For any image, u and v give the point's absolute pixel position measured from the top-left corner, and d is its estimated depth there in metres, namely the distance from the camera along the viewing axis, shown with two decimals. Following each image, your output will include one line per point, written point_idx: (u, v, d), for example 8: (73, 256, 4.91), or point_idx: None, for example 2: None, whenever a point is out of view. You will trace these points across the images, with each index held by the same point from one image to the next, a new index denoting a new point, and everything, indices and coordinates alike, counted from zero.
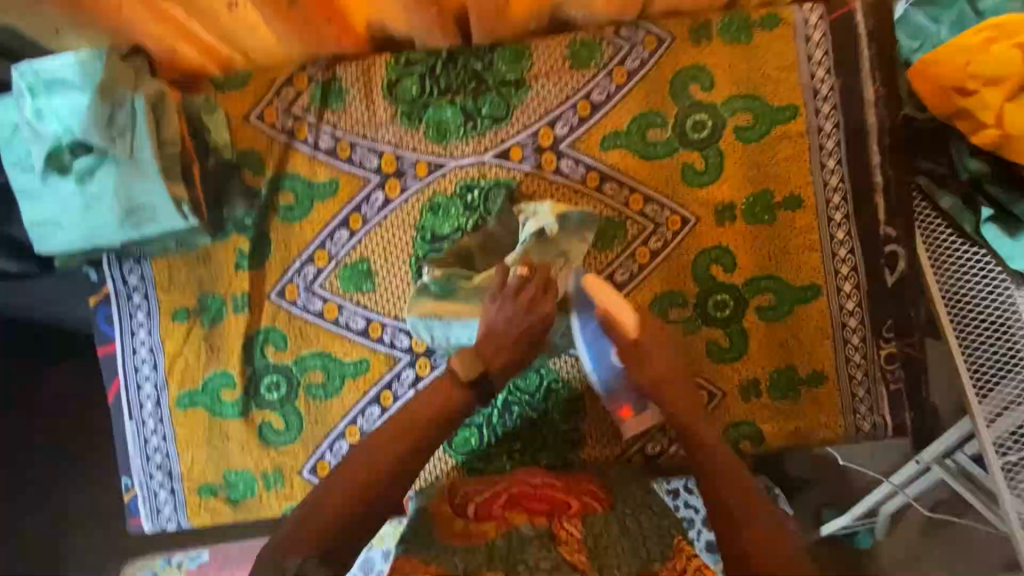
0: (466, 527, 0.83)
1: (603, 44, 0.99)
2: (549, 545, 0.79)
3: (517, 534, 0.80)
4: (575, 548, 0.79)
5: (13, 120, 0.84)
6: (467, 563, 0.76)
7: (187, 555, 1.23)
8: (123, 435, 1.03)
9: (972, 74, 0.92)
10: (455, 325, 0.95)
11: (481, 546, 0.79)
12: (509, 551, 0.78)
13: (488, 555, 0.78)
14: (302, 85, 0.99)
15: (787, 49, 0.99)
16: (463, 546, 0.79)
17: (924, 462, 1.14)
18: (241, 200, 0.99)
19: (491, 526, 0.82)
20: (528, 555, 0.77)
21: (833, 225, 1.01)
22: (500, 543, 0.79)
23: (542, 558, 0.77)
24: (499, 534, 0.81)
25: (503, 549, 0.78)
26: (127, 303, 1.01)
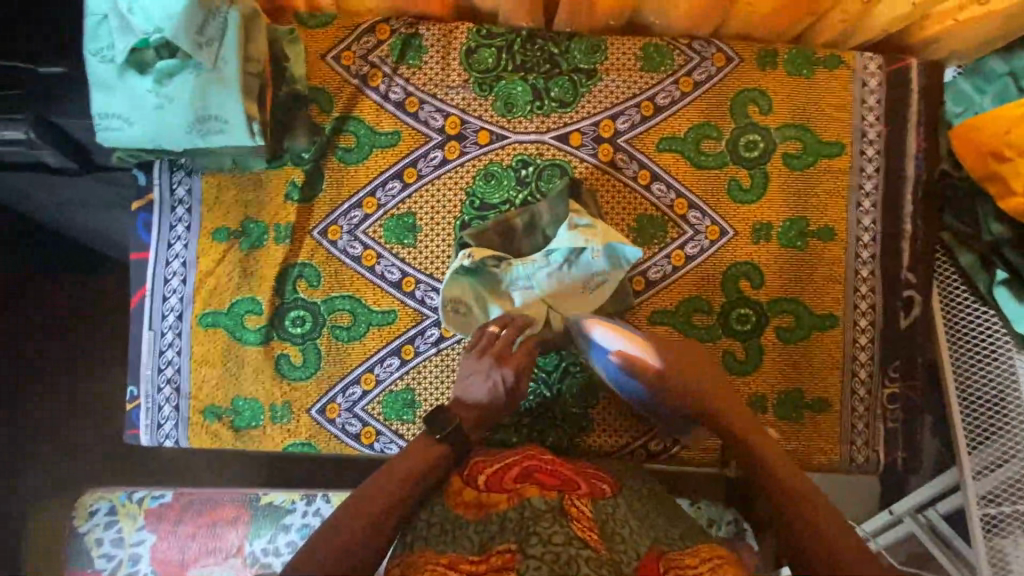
0: (479, 499, 0.81)
1: (675, 52, 1.04)
2: (561, 520, 0.74)
3: (528, 506, 0.76)
4: (586, 526, 0.75)
5: (102, 10, 0.85)
6: (478, 536, 0.76)
7: (150, 493, 1.17)
8: (138, 343, 1.03)
9: (1009, 142, 0.98)
10: (478, 311, 0.98)
11: (493, 516, 0.77)
12: (520, 522, 0.75)
13: (500, 525, 0.76)
14: (383, 36, 1.02)
15: (843, 90, 1.05)
16: (475, 521, 0.78)
17: (896, 513, 1.19)
18: (303, 133, 1.01)
19: (503, 497, 0.80)
20: (542, 528, 0.73)
21: (859, 262, 1.06)
22: (511, 514, 0.76)
23: (556, 533, 0.72)
24: (509, 504, 0.78)
25: (514, 520, 0.75)
26: (170, 213, 1.01)
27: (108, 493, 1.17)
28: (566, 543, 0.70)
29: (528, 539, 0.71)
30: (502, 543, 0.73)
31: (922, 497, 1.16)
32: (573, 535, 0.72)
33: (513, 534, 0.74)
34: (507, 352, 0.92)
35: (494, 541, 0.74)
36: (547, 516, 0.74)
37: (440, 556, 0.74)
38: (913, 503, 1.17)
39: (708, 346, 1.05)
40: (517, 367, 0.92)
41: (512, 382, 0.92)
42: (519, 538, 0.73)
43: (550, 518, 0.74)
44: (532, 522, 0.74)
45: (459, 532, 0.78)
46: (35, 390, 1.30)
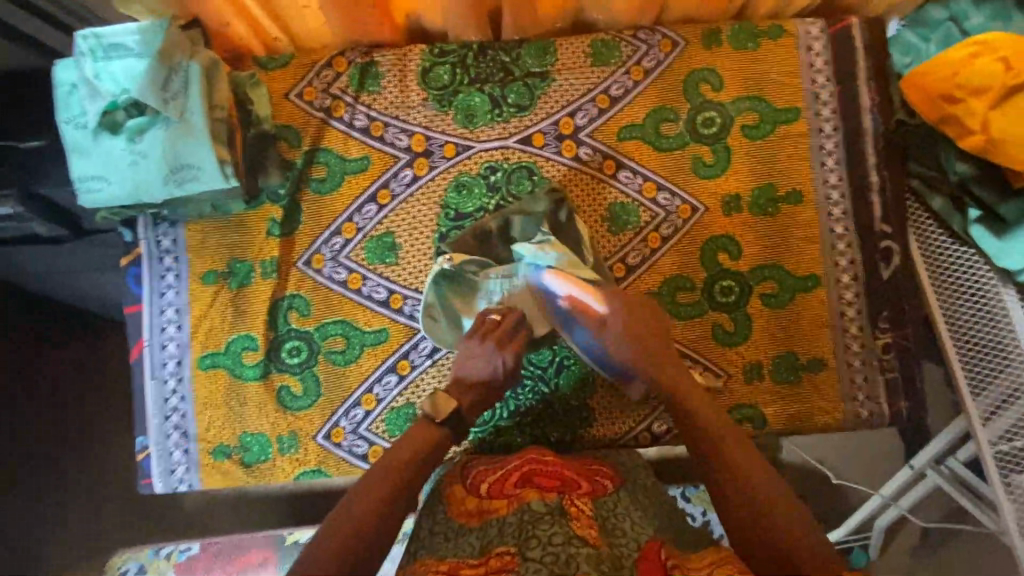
0: (479, 506, 0.84)
1: (622, 44, 1.08)
2: (561, 519, 0.75)
3: (527, 508, 0.77)
4: (585, 525, 0.75)
5: (71, 80, 0.91)
6: (479, 541, 0.78)
7: (176, 547, 1.17)
8: (141, 394, 1.04)
9: (959, 83, 1.00)
10: (445, 322, 1.01)
11: (493, 522, 0.79)
12: (519, 525, 0.76)
13: (501, 528, 0.78)
14: (341, 68, 1.06)
15: (790, 56, 1.08)
16: (477, 527, 0.81)
17: (918, 467, 1.17)
18: (276, 171, 1.05)
19: (503, 502, 0.82)
20: (541, 530, 0.73)
21: (833, 219, 1.08)
22: (510, 519, 0.78)
23: (555, 533, 0.72)
24: (509, 509, 0.80)
25: (514, 524, 0.77)
26: (158, 264, 1.04)
27: (137, 553, 1.16)
28: (566, 541, 0.70)
29: (528, 542, 0.72)
30: (501, 545, 0.74)
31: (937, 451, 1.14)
32: (573, 533, 0.72)
33: (513, 537, 0.75)
34: (507, 340, 0.97)
35: (494, 544, 0.75)
36: (547, 517, 0.75)
37: (440, 562, 0.76)
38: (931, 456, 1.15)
39: (695, 322, 1.07)
40: (515, 353, 0.96)
41: (512, 365, 0.96)
42: (518, 540, 0.73)
43: (549, 519, 0.74)
44: (532, 525, 0.74)
45: (460, 538, 0.81)
46: (53, 457, 1.32)
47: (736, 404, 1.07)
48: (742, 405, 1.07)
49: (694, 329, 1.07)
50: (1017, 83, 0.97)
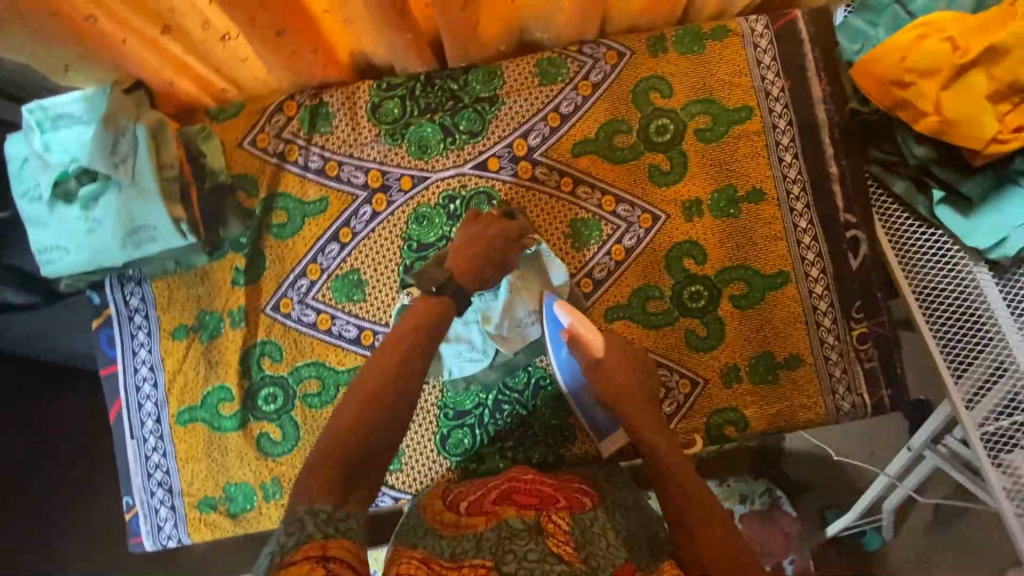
0: (457, 521, 0.83)
1: (568, 61, 1.08)
2: (537, 537, 0.75)
3: (505, 525, 0.77)
4: (562, 539, 0.75)
5: (22, 154, 0.92)
6: (451, 547, 0.77)
7: None
8: (124, 454, 1.06)
9: (908, 67, 0.97)
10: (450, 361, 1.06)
11: (468, 536, 0.78)
12: (496, 541, 0.75)
13: (476, 544, 0.76)
14: (291, 111, 1.06)
15: (737, 55, 1.08)
16: (451, 536, 0.80)
17: (915, 449, 1.14)
18: (236, 220, 1.05)
19: (482, 519, 0.81)
20: (517, 546, 0.73)
21: (796, 214, 1.08)
22: (487, 534, 0.77)
23: (531, 550, 0.72)
24: (487, 525, 0.79)
25: (491, 539, 0.76)
26: (128, 324, 1.06)
27: None
28: (541, 559, 0.71)
29: (503, 557, 0.71)
30: (476, 557, 0.73)
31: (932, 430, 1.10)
32: (549, 551, 0.73)
33: (488, 551, 0.74)
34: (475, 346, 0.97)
35: (468, 557, 0.74)
36: (523, 533, 0.75)
37: (415, 551, 0.75)
38: (928, 435, 1.11)
39: (667, 329, 1.07)
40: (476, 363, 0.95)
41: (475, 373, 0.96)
42: (494, 555, 0.73)
43: (526, 535, 0.75)
44: (509, 540, 0.74)
45: (431, 538, 0.80)
46: None
47: (717, 409, 1.06)
48: (723, 409, 1.06)
49: (666, 337, 1.07)
50: (968, 61, 0.94)
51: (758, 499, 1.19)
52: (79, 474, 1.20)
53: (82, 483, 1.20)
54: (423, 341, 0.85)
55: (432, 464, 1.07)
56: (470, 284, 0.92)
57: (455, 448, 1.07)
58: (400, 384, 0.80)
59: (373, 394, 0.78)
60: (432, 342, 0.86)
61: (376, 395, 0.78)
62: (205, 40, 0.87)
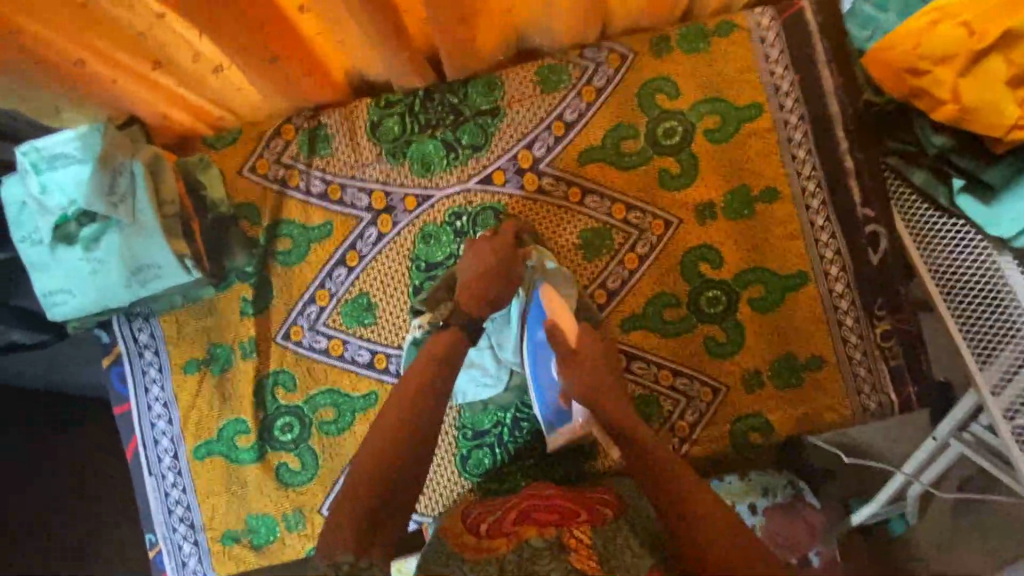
0: (479, 543, 0.81)
1: (569, 66, 1.05)
2: (560, 555, 0.73)
3: (526, 545, 0.76)
4: (585, 555, 0.74)
5: (19, 198, 0.90)
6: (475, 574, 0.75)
7: None
8: (143, 491, 1.05)
9: (923, 54, 0.93)
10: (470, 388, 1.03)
11: (490, 559, 0.77)
12: (518, 564, 0.74)
13: (499, 566, 0.75)
14: (289, 136, 1.04)
15: (743, 51, 1.04)
16: (472, 559, 0.78)
17: (940, 438, 1.09)
18: (240, 250, 1.03)
19: (502, 540, 0.80)
20: (540, 566, 0.73)
21: (812, 211, 1.05)
22: (510, 557, 0.75)
23: (554, 568, 0.71)
24: (509, 547, 0.78)
25: (514, 562, 0.74)
26: (139, 361, 1.05)
27: None
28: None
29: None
30: None
31: (960, 418, 1.05)
32: (572, 568, 0.71)
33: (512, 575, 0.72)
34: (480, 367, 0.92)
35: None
36: (546, 552, 0.74)
37: None
38: (955, 424, 1.06)
39: (686, 337, 1.04)
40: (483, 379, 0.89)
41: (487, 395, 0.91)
42: None
43: (548, 555, 0.74)
44: (531, 561, 0.73)
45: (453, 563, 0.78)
46: None
47: (740, 415, 1.04)
48: (747, 415, 1.04)
49: (685, 344, 1.04)
50: (986, 46, 0.89)
51: (782, 492, 1.09)
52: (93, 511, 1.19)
53: (98, 520, 1.19)
54: (438, 372, 0.83)
55: (453, 484, 1.06)
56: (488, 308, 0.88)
57: (476, 468, 1.05)
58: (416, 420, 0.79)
59: (394, 426, 0.78)
60: (449, 370, 0.84)
61: (395, 429, 0.77)
62: (195, 71, 0.85)
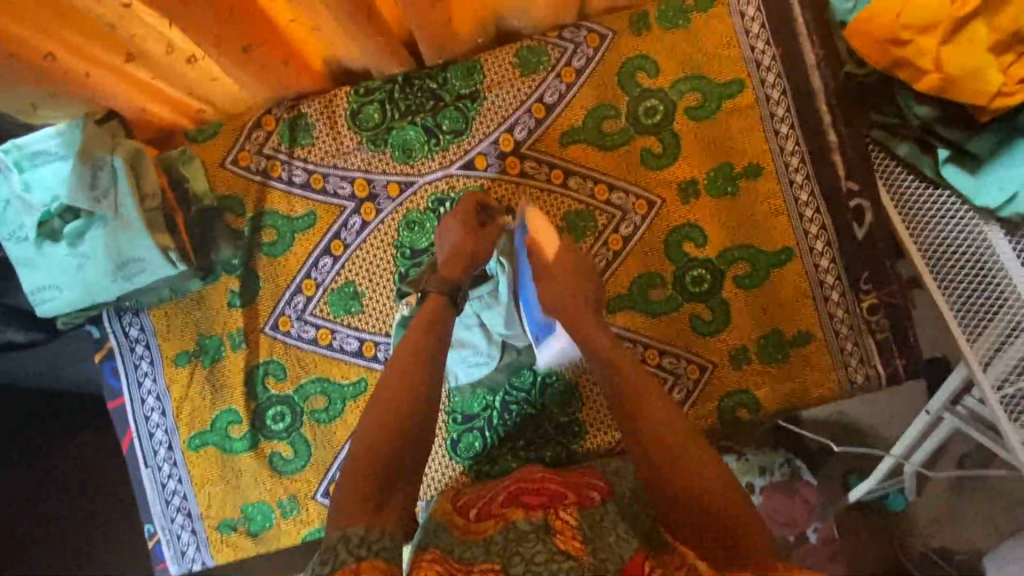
0: (468, 526, 0.83)
1: (548, 48, 1.04)
2: (544, 537, 0.74)
3: (513, 527, 0.77)
4: (570, 536, 0.74)
5: (3, 196, 0.91)
6: (461, 551, 0.76)
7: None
8: (141, 483, 1.07)
9: (904, 23, 0.91)
10: (466, 369, 1.03)
11: (478, 540, 0.78)
12: (504, 545, 0.75)
13: (485, 548, 0.76)
14: (270, 126, 1.04)
15: (724, 26, 1.03)
16: (461, 535, 0.80)
17: (934, 411, 1.09)
18: (226, 242, 1.04)
19: (491, 523, 0.81)
20: (525, 547, 0.72)
21: (796, 186, 1.04)
22: (497, 537, 0.76)
23: (537, 551, 0.71)
24: (497, 528, 0.79)
25: (501, 541, 0.75)
26: (131, 355, 1.06)
27: None
28: (547, 560, 0.69)
29: (511, 559, 0.71)
30: (485, 562, 0.72)
31: (951, 391, 1.05)
32: (556, 549, 0.71)
33: (497, 554, 0.73)
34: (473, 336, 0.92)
35: (478, 559, 0.73)
36: (531, 535, 0.74)
37: (428, 551, 0.75)
38: (947, 397, 1.06)
39: (672, 316, 1.05)
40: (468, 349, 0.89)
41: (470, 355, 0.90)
42: (503, 557, 0.72)
43: (532, 537, 0.74)
44: (515, 543, 0.74)
45: (445, 540, 0.80)
46: None
47: (728, 392, 1.04)
48: (735, 392, 1.04)
49: (670, 323, 1.05)
50: (967, 13, 0.88)
51: (779, 471, 1.12)
52: (89, 511, 1.21)
53: (91, 520, 1.21)
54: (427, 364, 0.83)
55: (444, 468, 1.07)
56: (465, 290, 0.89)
57: (467, 451, 1.06)
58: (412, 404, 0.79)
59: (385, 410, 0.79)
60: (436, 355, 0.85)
61: (389, 417, 0.77)
62: (171, 62, 0.85)
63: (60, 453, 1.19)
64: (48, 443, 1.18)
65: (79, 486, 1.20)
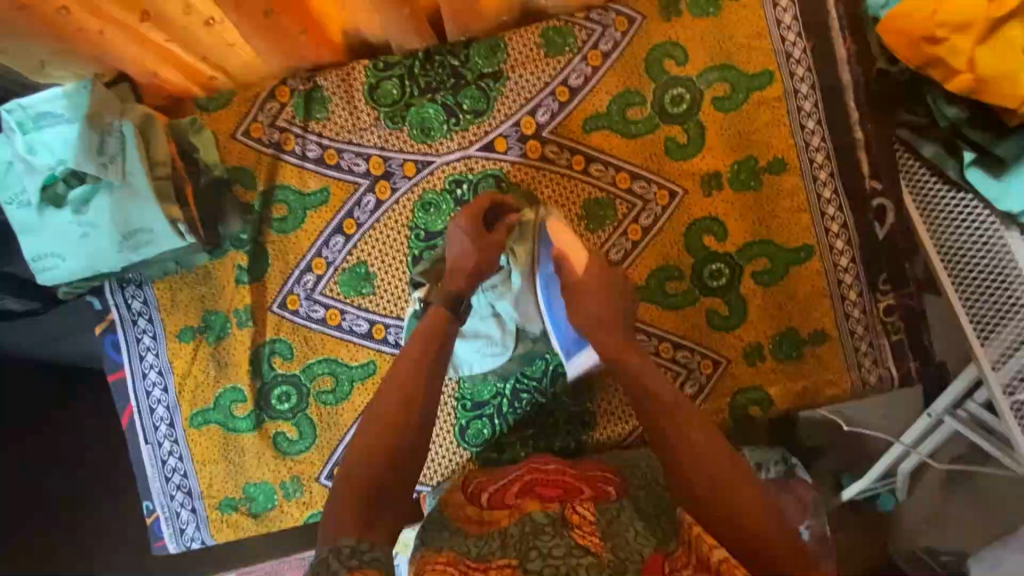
0: (481, 517, 0.81)
1: (575, 29, 1.01)
2: (560, 530, 0.71)
3: (528, 520, 0.73)
4: (588, 531, 0.71)
5: (6, 157, 0.88)
6: (479, 549, 0.73)
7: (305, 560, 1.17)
8: (140, 459, 1.05)
9: (940, 22, 0.89)
10: (480, 356, 1.00)
11: (493, 534, 0.75)
12: (520, 537, 0.72)
13: (501, 541, 0.74)
14: (284, 98, 1.00)
15: (755, 16, 1.01)
16: (475, 534, 0.77)
17: (935, 414, 1.08)
18: (236, 216, 1.01)
19: (505, 513, 0.79)
20: (541, 542, 0.70)
21: (819, 184, 1.03)
22: (512, 530, 0.74)
23: (556, 546, 0.69)
24: (510, 520, 0.77)
25: (515, 534, 0.73)
26: (133, 328, 1.03)
27: None
28: (566, 554, 0.68)
29: (528, 554, 0.69)
30: (502, 558, 0.70)
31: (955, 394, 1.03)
32: (573, 544, 0.69)
33: (514, 549, 0.71)
34: None
35: (494, 555, 0.71)
36: (547, 528, 0.71)
37: (439, 554, 0.73)
38: (951, 401, 1.05)
39: (687, 311, 1.03)
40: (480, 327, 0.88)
41: None
42: (519, 552, 0.70)
43: (550, 530, 0.71)
44: (532, 536, 0.71)
45: (461, 540, 0.77)
46: None
47: (741, 388, 1.03)
48: (748, 389, 1.03)
49: (685, 317, 1.03)
50: (1004, 14, 0.87)
51: (774, 468, 1.04)
52: (89, 506, 1.17)
53: (90, 515, 1.17)
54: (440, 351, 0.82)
55: (451, 455, 1.05)
56: (476, 271, 0.88)
57: (475, 438, 1.05)
58: (420, 390, 0.79)
59: (399, 395, 0.78)
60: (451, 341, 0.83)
61: (391, 415, 0.76)
62: (186, 24, 0.81)
63: (57, 448, 1.16)
64: (48, 436, 1.15)
65: (80, 480, 1.17)
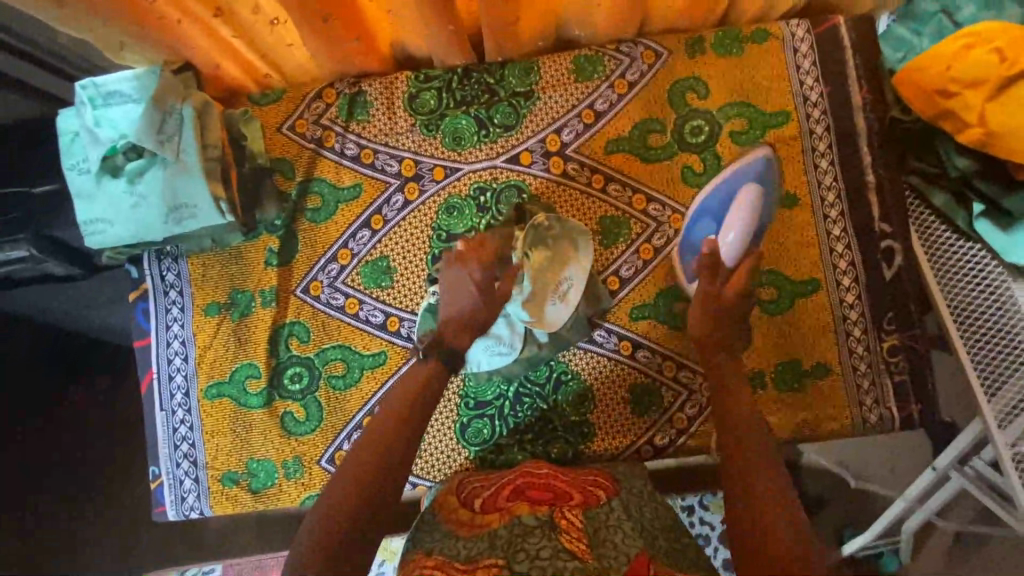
0: (472, 520, 0.83)
1: (605, 58, 1.08)
2: (549, 533, 0.74)
3: (518, 522, 0.76)
4: (575, 537, 0.74)
5: (74, 128, 0.96)
6: (468, 551, 0.75)
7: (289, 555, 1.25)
8: (153, 425, 1.09)
9: (953, 77, 0.95)
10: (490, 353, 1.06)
11: (483, 535, 0.78)
12: (508, 539, 0.75)
13: (490, 543, 0.76)
14: (330, 99, 1.08)
15: (776, 60, 1.07)
16: (468, 537, 0.79)
17: (941, 470, 1.04)
18: (273, 203, 1.08)
19: (496, 517, 0.81)
20: (529, 543, 0.72)
21: (830, 221, 1.06)
22: (502, 531, 0.77)
23: (542, 547, 0.71)
24: (500, 523, 0.79)
25: (504, 537, 0.75)
26: (163, 298, 1.09)
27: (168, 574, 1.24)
28: (553, 556, 0.69)
29: (515, 555, 0.70)
30: (490, 558, 0.72)
31: (960, 451, 1.01)
32: (560, 547, 0.71)
33: (501, 550, 0.73)
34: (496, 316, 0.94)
35: (483, 556, 0.73)
36: (536, 530, 0.74)
37: (427, 559, 0.74)
38: (954, 457, 1.02)
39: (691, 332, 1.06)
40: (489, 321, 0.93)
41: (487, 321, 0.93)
42: (506, 553, 0.72)
43: (538, 532, 0.74)
44: (521, 538, 0.74)
45: (457, 544, 0.78)
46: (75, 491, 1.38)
47: None
48: None
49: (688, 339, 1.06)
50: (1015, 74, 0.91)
51: None
52: None
53: None
54: None
55: (449, 452, 1.08)
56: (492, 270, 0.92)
57: (474, 437, 1.07)
58: None
59: None
60: None
61: None
62: (253, 23, 0.90)
63: None
64: None
65: None
